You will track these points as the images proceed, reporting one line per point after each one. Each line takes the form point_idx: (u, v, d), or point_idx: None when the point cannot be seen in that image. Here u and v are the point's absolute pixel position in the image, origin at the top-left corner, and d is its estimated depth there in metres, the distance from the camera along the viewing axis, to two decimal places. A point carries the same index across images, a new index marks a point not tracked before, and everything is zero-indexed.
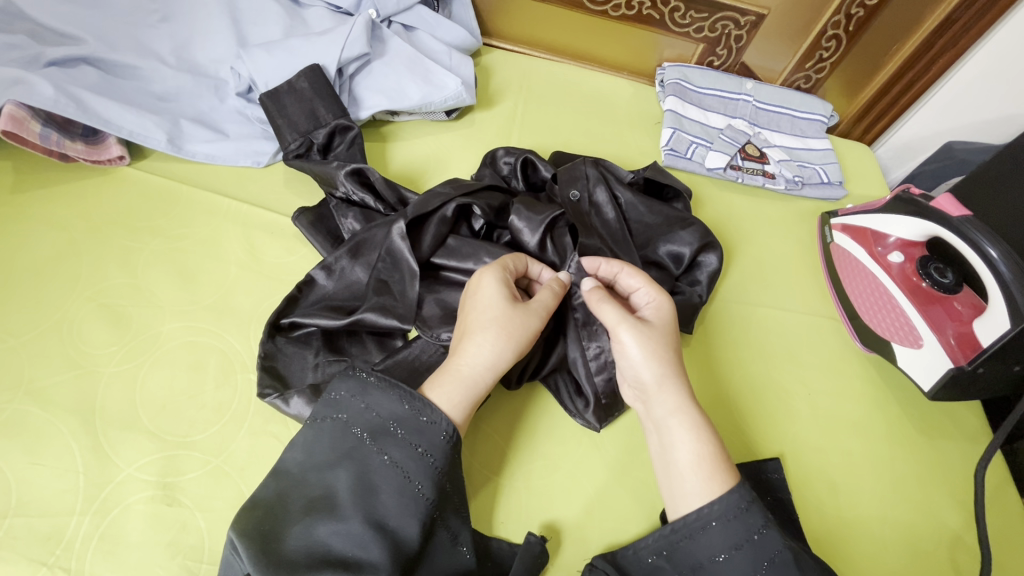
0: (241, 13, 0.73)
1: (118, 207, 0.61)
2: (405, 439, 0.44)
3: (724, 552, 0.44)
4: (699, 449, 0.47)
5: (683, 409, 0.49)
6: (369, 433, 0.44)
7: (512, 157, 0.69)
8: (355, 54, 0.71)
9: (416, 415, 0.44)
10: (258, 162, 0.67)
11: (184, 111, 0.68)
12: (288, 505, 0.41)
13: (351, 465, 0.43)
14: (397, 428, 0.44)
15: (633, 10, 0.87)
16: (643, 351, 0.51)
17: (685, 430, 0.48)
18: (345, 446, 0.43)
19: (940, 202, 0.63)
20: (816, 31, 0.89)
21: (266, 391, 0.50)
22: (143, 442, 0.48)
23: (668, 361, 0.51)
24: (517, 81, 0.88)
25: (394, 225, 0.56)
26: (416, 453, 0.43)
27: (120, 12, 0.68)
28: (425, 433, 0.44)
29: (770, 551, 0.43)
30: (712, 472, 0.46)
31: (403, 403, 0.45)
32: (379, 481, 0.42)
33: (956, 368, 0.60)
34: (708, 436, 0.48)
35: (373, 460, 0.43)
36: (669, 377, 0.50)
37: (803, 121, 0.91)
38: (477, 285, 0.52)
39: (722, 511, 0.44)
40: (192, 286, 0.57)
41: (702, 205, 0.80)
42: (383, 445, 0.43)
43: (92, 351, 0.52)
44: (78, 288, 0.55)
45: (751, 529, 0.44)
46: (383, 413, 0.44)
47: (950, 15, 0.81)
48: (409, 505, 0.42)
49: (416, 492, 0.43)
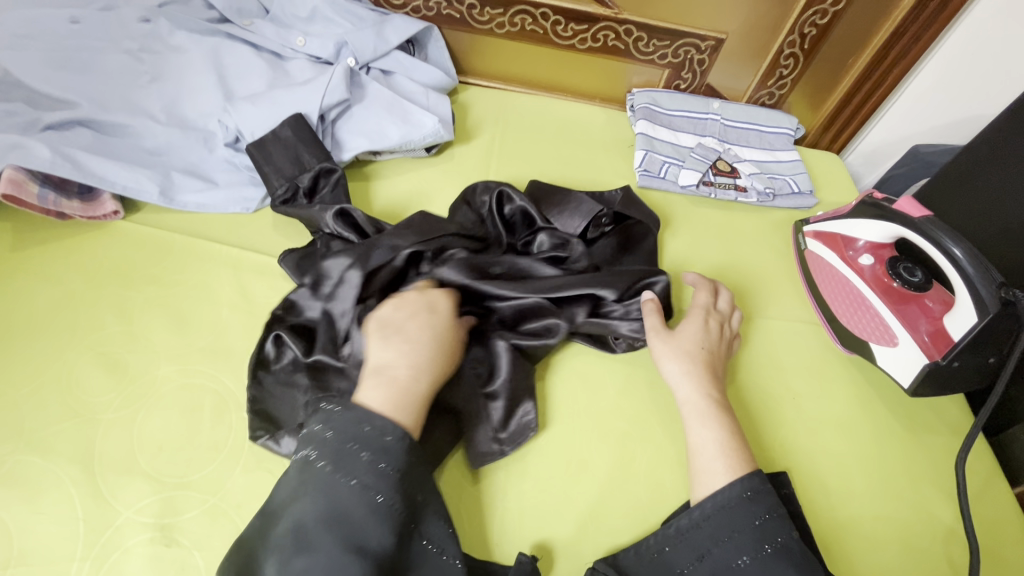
0: (226, 69, 0.77)
1: (113, 259, 0.64)
2: (370, 461, 0.44)
3: (724, 537, 0.47)
4: (717, 436, 0.53)
5: (699, 401, 0.55)
6: (329, 463, 0.44)
7: (487, 193, 0.70)
8: (336, 100, 0.74)
9: (379, 436, 0.45)
10: (247, 208, 0.70)
11: (175, 163, 0.71)
12: (268, 539, 0.42)
13: (317, 494, 0.43)
14: (360, 451, 0.45)
15: (599, 42, 0.92)
16: (673, 352, 0.58)
17: (700, 417, 0.54)
18: (308, 477, 0.44)
19: (902, 204, 0.66)
20: (773, 51, 0.93)
21: (258, 433, 0.52)
22: (142, 485, 0.49)
23: (696, 364, 0.58)
24: (494, 115, 0.92)
25: (372, 265, 0.58)
26: (383, 471, 0.44)
27: (110, 74, 0.72)
28: (389, 452, 0.45)
29: (772, 536, 0.46)
30: (723, 453, 0.51)
31: (363, 426, 0.46)
32: (349, 507, 0.42)
33: (931, 363, 0.61)
34: (721, 428, 0.53)
35: (341, 486, 0.43)
36: (694, 375, 0.57)
37: (770, 135, 0.95)
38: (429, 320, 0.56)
39: (728, 496, 0.48)
40: (187, 330, 0.59)
41: (678, 221, 0.83)
42: (348, 469, 0.44)
43: (90, 399, 0.53)
44: (76, 339, 0.57)
45: (755, 516, 0.47)
46: (343, 437, 0.45)
47: (898, 29, 0.86)
48: (384, 522, 0.43)
49: (390, 507, 0.43)
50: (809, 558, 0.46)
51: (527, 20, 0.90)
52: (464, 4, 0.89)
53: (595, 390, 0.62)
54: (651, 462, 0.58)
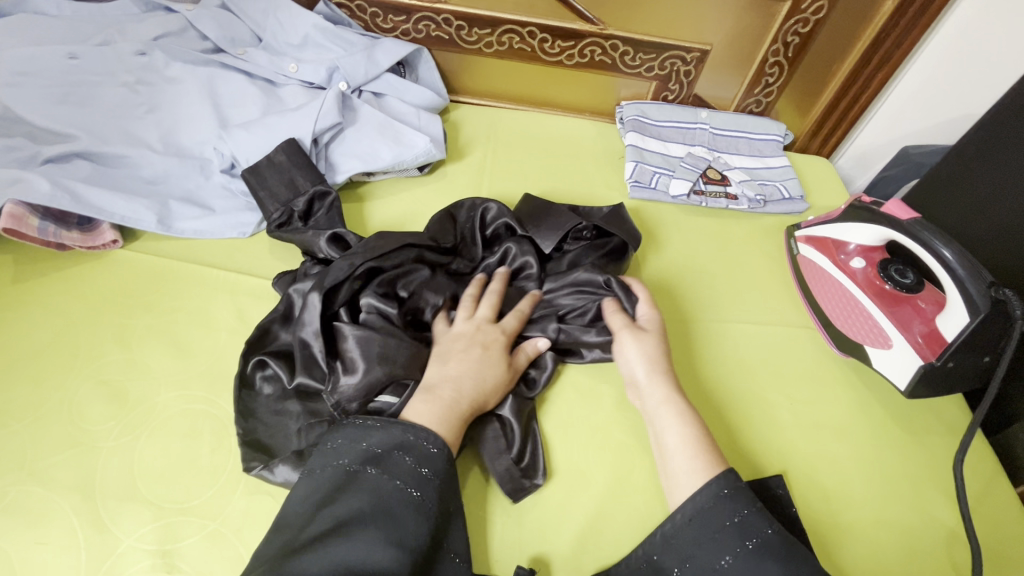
0: (221, 98, 0.79)
1: (113, 287, 0.65)
2: (413, 465, 0.47)
3: (707, 538, 0.46)
4: (686, 434, 0.53)
5: (670, 399, 0.56)
6: (372, 464, 0.46)
7: (473, 210, 0.71)
8: (329, 124, 0.76)
9: (423, 442, 0.48)
10: (243, 233, 0.71)
11: (173, 192, 0.72)
12: (298, 538, 0.42)
13: (361, 494, 0.44)
14: (403, 455, 0.47)
15: (586, 57, 0.94)
16: (637, 351, 0.59)
17: (673, 416, 0.55)
18: (344, 483, 0.45)
19: (889, 206, 0.67)
20: (758, 60, 0.94)
21: (252, 464, 0.52)
22: (143, 512, 0.50)
23: (660, 360, 0.59)
24: (484, 132, 0.93)
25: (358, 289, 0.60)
26: (421, 473, 0.46)
27: (107, 106, 0.73)
28: (431, 458, 0.48)
29: (753, 532, 0.45)
30: (697, 452, 0.52)
31: (406, 434, 0.48)
32: (393, 506, 0.44)
33: (926, 365, 0.61)
34: (693, 427, 0.54)
35: (385, 486, 0.45)
36: (660, 371, 0.58)
37: (759, 143, 0.96)
38: (491, 339, 0.59)
39: (707, 496, 0.48)
40: (185, 355, 0.60)
41: (670, 230, 0.84)
42: (393, 471, 0.46)
43: (91, 427, 0.54)
44: (76, 368, 0.58)
45: (733, 512, 0.47)
46: (386, 444, 0.47)
47: (879, 35, 0.87)
48: (423, 522, 0.44)
49: (428, 509, 0.45)
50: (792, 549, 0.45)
51: (514, 39, 0.92)
52: (452, 25, 0.91)
53: (592, 402, 0.62)
54: (649, 473, 0.58)
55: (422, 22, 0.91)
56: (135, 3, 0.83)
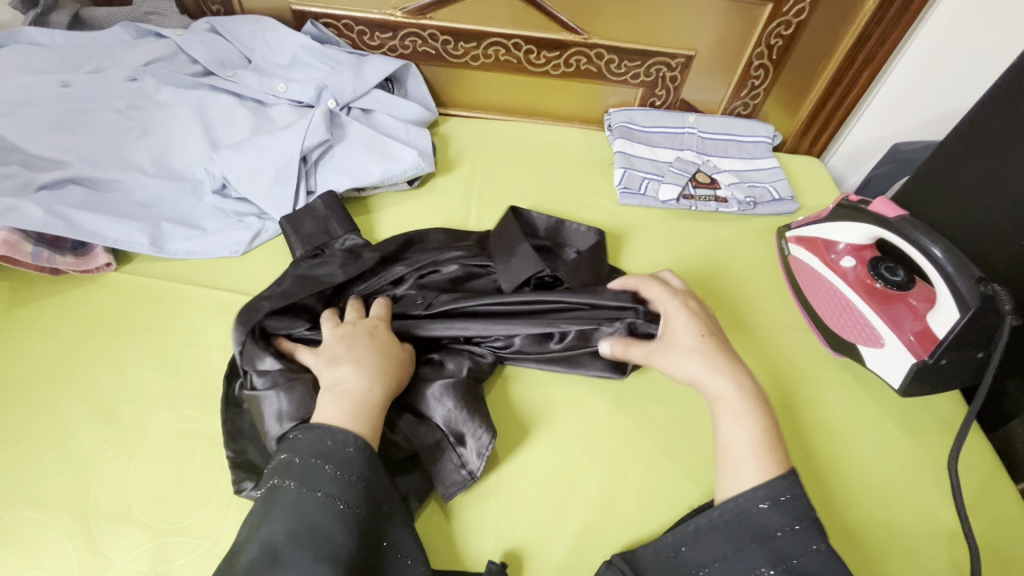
0: (211, 119, 0.80)
1: (107, 310, 0.65)
2: (335, 473, 0.46)
3: (745, 544, 0.45)
4: (751, 434, 0.50)
5: (728, 398, 0.52)
6: (295, 479, 0.45)
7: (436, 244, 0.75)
8: (316, 142, 0.77)
9: (342, 448, 0.47)
10: (235, 251, 0.72)
11: (165, 214, 0.73)
12: (234, 569, 0.42)
13: (285, 512, 0.44)
14: (324, 464, 0.46)
15: (572, 67, 0.95)
16: (681, 355, 0.56)
17: (732, 416, 0.52)
18: (271, 500, 0.45)
19: (878, 205, 0.68)
20: (743, 63, 0.95)
21: (243, 484, 0.52)
22: (136, 534, 0.50)
23: (707, 357, 0.55)
24: (474, 144, 0.94)
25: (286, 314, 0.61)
26: (344, 481, 0.45)
27: (99, 130, 0.74)
28: (352, 462, 0.46)
29: (800, 549, 0.44)
30: (759, 451, 0.49)
31: (324, 441, 0.47)
32: (319, 518, 0.43)
33: (918, 363, 0.61)
34: (763, 419, 0.51)
35: (308, 500, 0.44)
36: (710, 370, 0.54)
37: (748, 145, 0.97)
38: (370, 333, 0.58)
39: (751, 502, 0.46)
40: (178, 376, 0.60)
41: (660, 235, 0.84)
42: (315, 483, 0.45)
43: (84, 450, 0.54)
44: (70, 391, 0.58)
45: (781, 524, 0.45)
46: (305, 455, 0.46)
47: (862, 34, 0.88)
48: (350, 530, 0.44)
49: (357, 516, 0.45)
50: (835, 567, 0.43)
51: (501, 51, 0.93)
52: (438, 40, 0.92)
53: (584, 410, 0.62)
54: (643, 480, 0.57)
55: (408, 38, 0.92)
56: (126, 30, 0.84)
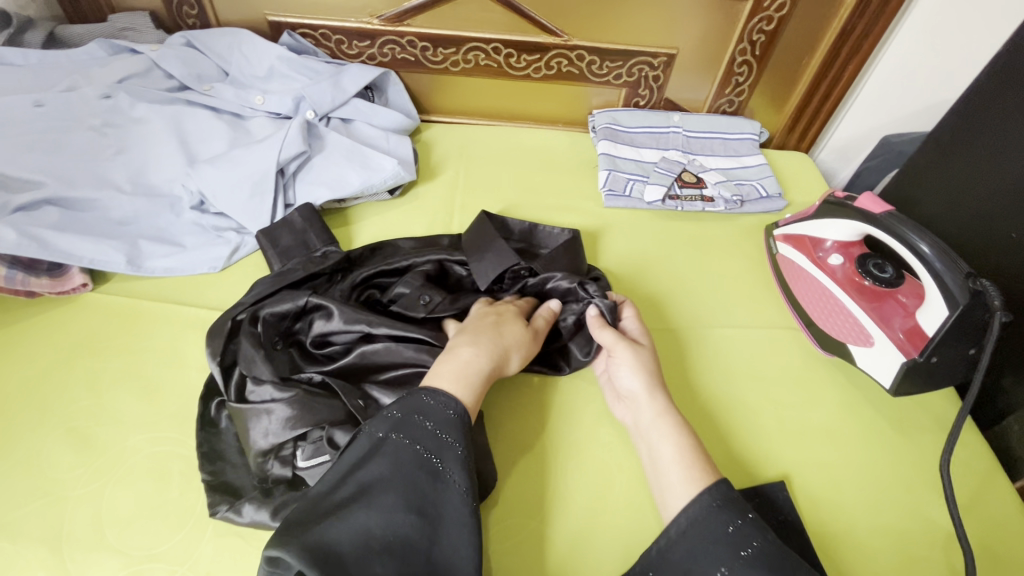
0: (188, 134, 0.79)
1: (83, 332, 0.65)
2: (431, 429, 0.48)
3: (703, 549, 0.45)
4: (677, 449, 0.52)
5: (669, 413, 0.55)
6: (394, 429, 0.48)
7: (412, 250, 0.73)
8: (292, 154, 0.76)
9: (442, 408, 0.50)
10: (214, 267, 0.71)
11: (143, 231, 0.72)
12: (327, 499, 0.45)
13: (382, 457, 0.47)
14: (423, 420, 0.49)
15: (553, 69, 0.94)
16: (632, 365, 0.58)
17: (665, 431, 0.53)
18: (369, 446, 0.48)
19: (863, 201, 0.66)
20: (726, 60, 0.93)
21: (218, 505, 0.51)
22: (111, 561, 0.49)
23: (655, 376, 0.58)
24: (457, 150, 0.93)
25: (262, 316, 0.59)
26: (443, 441, 0.48)
27: (74, 148, 0.73)
28: (449, 422, 0.49)
29: (750, 541, 0.45)
30: (690, 464, 0.50)
31: (427, 398, 0.50)
32: (413, 467, 0.46)
33: (909, 361, 0.60)
34: (688, 445, 0.52)
35: (406, 450, 0.47)
36: (649, 389, 0.56)
37: (735, 142, 0.95)
38: (507, 316, 0.60)
39: (702, 504, 0.47)
40: (155, 397, 0.59)
41: (646, 238, 0.83)
42: (414, 435, 0.48)
43: (58, 476, 0.53)
44: (46, 416, 0.57)
45: (727, 522, 0.46)
46: (406, 410, 0.49)
47: (845, 27, 0.87)
48: (443, 486, 0.46)
49: (447, 476, 0.46)
50: (784, 556, 0.44)
51: (480, 56, 0.92)
52: (417, 47, 0.91)
53: (569, 420, 0.61)
54: (631, 490, 0.56)
55: (387, 46, 0.91)
56: (100, 46, 0.83)
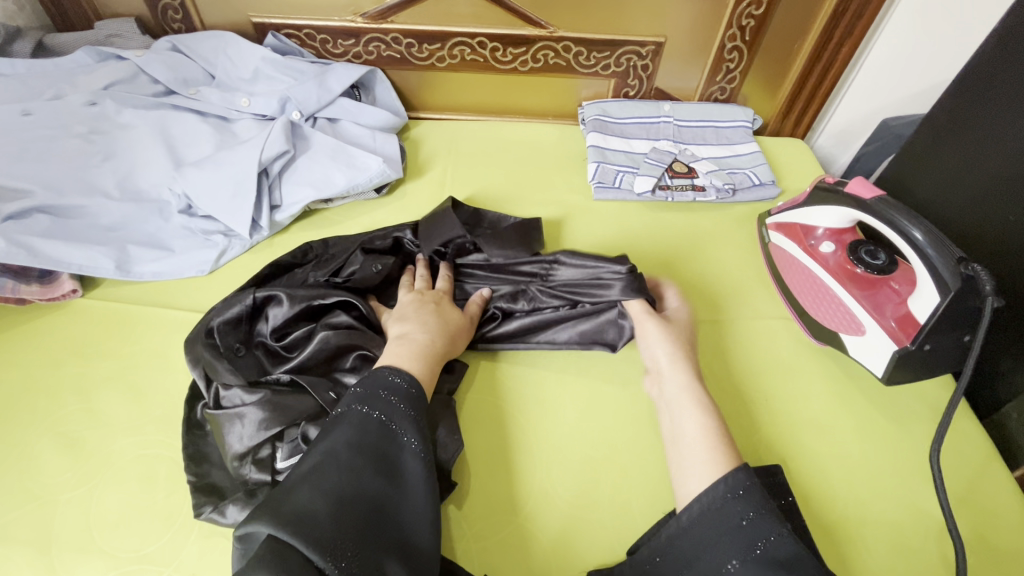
0: (174, 138, 0.79)
1: (74, 338, 0.65)
2: (396, 403, 0.49)
3: (711, 540, 0.44)
4: (702, 427, 0.52)
5: (692, 388, 0.55)
6: (361, 403, 0.49)
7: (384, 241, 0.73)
8: (275, 152, 0.76)
9: (406, 385, 0.51)
10: (202, 270, 0.72)
11: (131, 236, 0.73)
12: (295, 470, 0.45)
13: (349, 427, 0.47)
14: (387, 395, 0.50)
15: (540, 62, 0.93)
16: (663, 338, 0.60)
17: (691, 408, 0.53)
18: (336, 419, 0.48)
19: (854, 186, 0.65)
20: (715, 47, 0.92)
21: (202, 507, 0.51)
22: (98, 563, 0.49)
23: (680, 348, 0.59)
24: (445, 147, 0.92)
25: (216, 328, 0.60)
26: (402, 410, 0.49)
27: (62, 155, 0.74)
28: (412, 397, 0.51)
29: (761, 536, 0.42)
30: (713, 444, 0.50)
31: (392, 376, 0.51)
32: (379, 435, 0.47)
33: (900, 350, 0.59)
34: (708, 418, 0.52)
35: (372, 421, 0.48)
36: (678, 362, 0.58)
37: (727, 130, 0.94)
38: (443, 301, 0.64)
39: (713, 496, 0.45)
40: (142, 400, 0.60)
41: (636, 229, 0.82)
42: (379, 407, 0.49)
43: (47, 481, 0.54)
44: (38, 421, 0.58)
45: (738, 516, 0.44)
46: (371, 386, 0.50)
47: (837, 9, 0.85)
48: (407, 452, 0.47)
49: (411, 445, 0.48)
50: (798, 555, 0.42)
51: (466, 51, 0.92)
52: (402, 43, 0.91)
53: (553, 414, 0.61)
54: (615, 484, 0.56)
55: (372, 44, 0.91)
56: (87, 54, 0.84)
